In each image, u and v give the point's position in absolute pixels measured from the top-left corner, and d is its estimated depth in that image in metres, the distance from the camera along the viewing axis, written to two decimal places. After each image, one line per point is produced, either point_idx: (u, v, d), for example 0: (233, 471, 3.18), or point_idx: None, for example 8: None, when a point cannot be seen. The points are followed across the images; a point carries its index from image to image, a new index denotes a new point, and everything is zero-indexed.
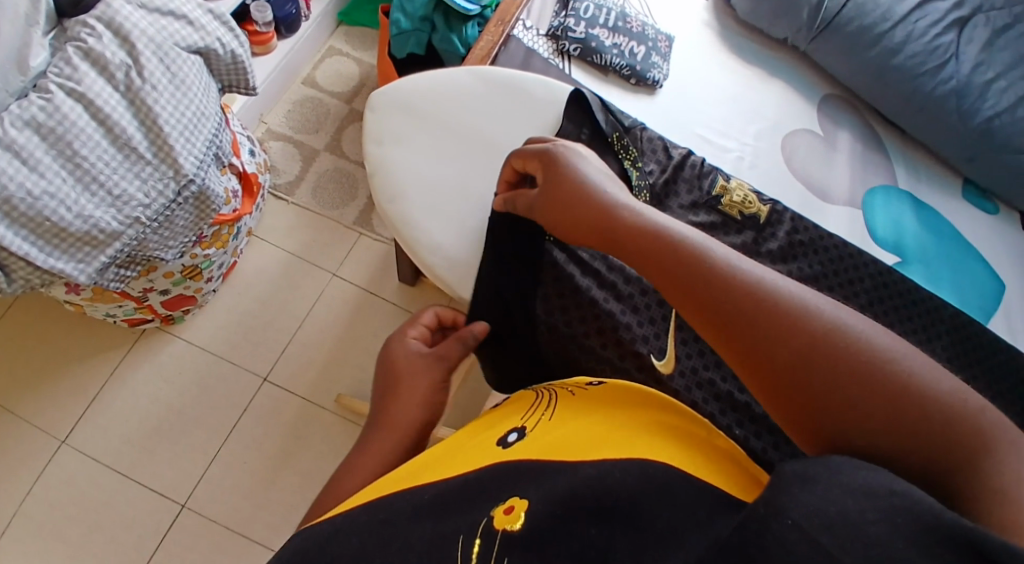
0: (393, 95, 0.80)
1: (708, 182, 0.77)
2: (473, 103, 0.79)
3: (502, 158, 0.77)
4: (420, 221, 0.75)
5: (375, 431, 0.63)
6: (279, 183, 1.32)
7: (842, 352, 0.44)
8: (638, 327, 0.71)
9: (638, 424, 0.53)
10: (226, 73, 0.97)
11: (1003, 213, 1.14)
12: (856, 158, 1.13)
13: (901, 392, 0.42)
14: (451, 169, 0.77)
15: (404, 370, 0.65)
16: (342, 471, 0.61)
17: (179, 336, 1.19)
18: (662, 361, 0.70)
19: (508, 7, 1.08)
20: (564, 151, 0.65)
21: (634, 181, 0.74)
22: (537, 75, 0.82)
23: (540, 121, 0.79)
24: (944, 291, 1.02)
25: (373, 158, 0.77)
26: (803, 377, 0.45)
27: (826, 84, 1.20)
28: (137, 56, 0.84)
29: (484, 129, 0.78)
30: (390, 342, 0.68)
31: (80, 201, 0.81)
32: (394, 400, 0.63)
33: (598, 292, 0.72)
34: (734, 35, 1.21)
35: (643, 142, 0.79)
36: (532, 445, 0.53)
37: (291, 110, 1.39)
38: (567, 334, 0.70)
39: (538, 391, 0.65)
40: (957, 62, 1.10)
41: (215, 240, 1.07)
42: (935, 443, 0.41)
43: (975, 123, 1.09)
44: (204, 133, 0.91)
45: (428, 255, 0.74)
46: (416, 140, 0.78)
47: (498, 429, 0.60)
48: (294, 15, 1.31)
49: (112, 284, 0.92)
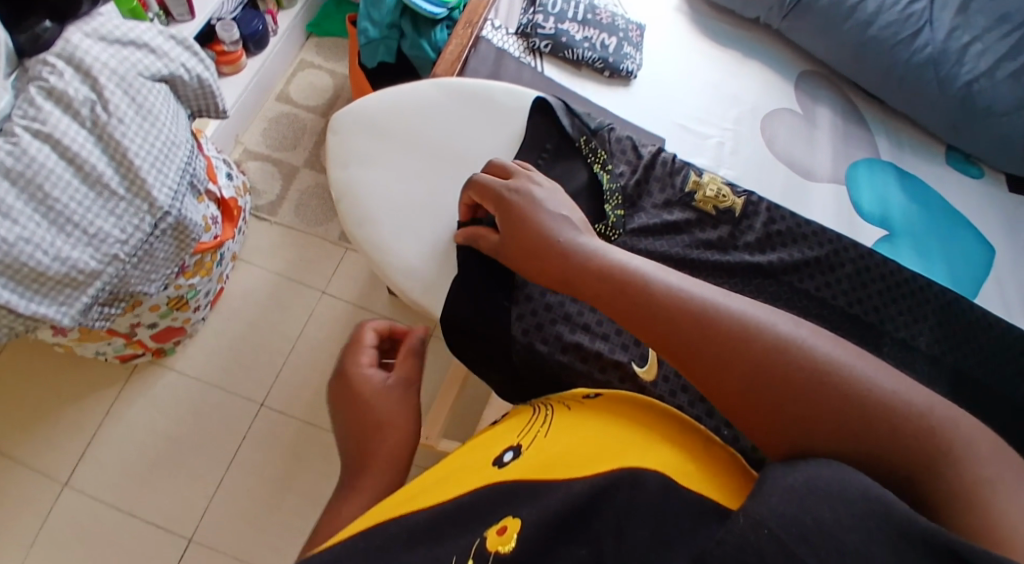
0: (356, 114, 0.79)
1: (680, 179, 0.77)
2: (439, 118, 0.78)
3: (468, 173, 0.76)
4: (389, 244, 0.74)
5: (353, 460, 0.63)
6: (259, 204, 1.31)
7: (798, 375, 0.46)
8: (615, 336, 0.69)
9: (629, 436, 0.52)
10: (194, 98, 0.96)
11: (988, 176, 1.13)
12: (836, 134, 1.12)
13: (859, 406, 0.44)
14: (417, 187, 0.75)
15: (374, 398, 0.66)
16: (328, 506, 0.62)
17: (172, 367, 1.18)
18: (644, 368, 0.67)
19: (475, 8, 1.07)
20: (516, 188, 0.65)
21: (605, 185, 0.74)
22: (500, 84, 0.81)
23: (508, 135, 0.78)
24: (934, 262, 1.01)
25: (338, 181, 0.76)
26: (781, 409, 0.45)
27: (801, 60, 1.19)
28: (101, 90, 0.82)
29: (450, 145, 0.77)
30: (347, 373, 0.68)
31: (56, 243, 0.80)
32: (368, 429, 0.64)
33: (572, 304, 0.70)
34: (706, 19, 1.19)
35: (612, 143, 0.78)
36: (526, 463, 0.53)
37: (267, 128, 1.37)
38: (546, 352, 0.68)
39: (534, 406, 0.64)
40: (932, 29, 1.09)
41: (198, 269, 1.06)
42: (905, 459, 0.42)
43: (955, 88, 1.08)
44: (176, 162, 0.90)
45: (399, 277, 0.73)
46: (381, 159, 0.77)
47: (495, 447, 0.59)
48: (262, 31, 1.29)
49: (96, 323, 0.91)
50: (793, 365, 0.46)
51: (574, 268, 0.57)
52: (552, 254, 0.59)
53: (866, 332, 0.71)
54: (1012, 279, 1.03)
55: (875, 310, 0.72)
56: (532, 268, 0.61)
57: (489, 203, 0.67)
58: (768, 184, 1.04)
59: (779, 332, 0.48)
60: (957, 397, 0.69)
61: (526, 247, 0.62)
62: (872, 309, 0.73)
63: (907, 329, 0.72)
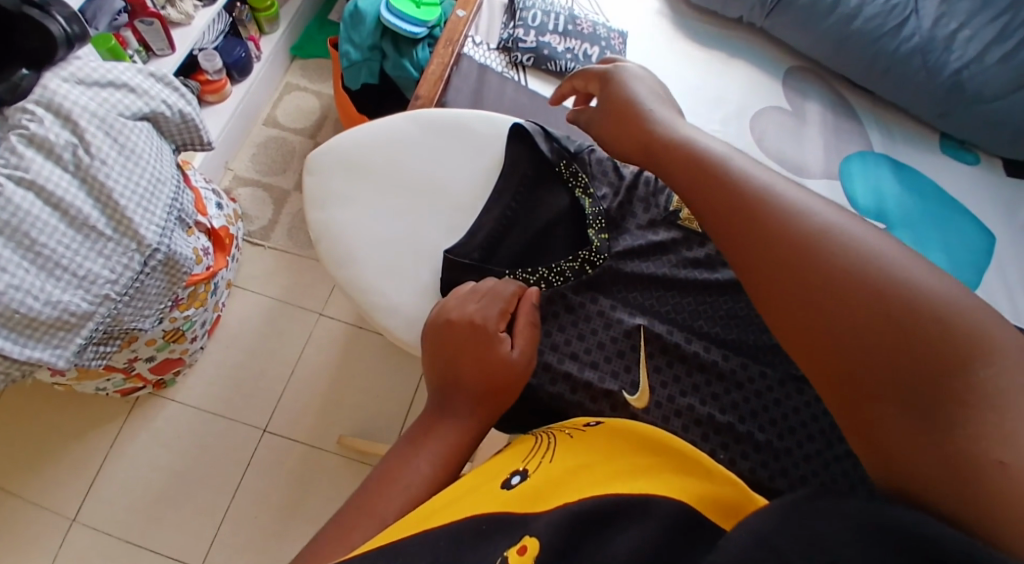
0: (332, 154, 0.78)
1: (664, 198, 0.75)
2: (416, 150, 0.78)
3: (451, 205, 0.76)
4: (371, 284, 0.73)
5: (455, 424, 0.57)
6: (252, 230, 1.31)
7: (819, 251, 0.49)
8: (604, 365, 0.66)
9: (646, 473, 0.50)
10: (177, 133, 0.96)
11: (984, 162, 1.11)
12: (828, 130, 1.11)
13: (870, 296, 0.45)
14: (400, 225, 0.75)
15: (502, 374, 0.59)
16: (399, 452, 0.56)
17: (173, 399, 1.18)
18: (635, 396, 0.64)
19: (455, 26, 1.06)
20: (619, 70, 0.74)
21: (587, 210, 0.73)
22: (475, 111, 0.81)
23: (487, 162, 0.78)
24: (933, 252, 1.01)
25: (317, 223, 0.76)
26: (817, 289, 0.47)
27: (788, 57, 1.17)
28: (82, 133, 0.82)
29: (430, 179, 0.77)
30: (477, 326, 0.60)
31: (46, 287, 0.80)
32: (486, 398, 0.59)
33: (560, 333, 0.68)
34: (689, 21, 1.19)
35: (593, 165, 0.77)
36: (538, 493, 0.49)
37: (256, 153, 1.37)
38: (534, 384, 0.66)
39: (536, 434, 0.61)
40: (917, 18, 1.07)
41: (192, 300, 1.06)
42: (925, 364, 0.42)
43: (944, 77, 1.06)
44: (162, 199, 0.90)
45: (386, 319, 0.72)
46: (361, 199, 0.76)
47: (497, 471, 0.55)
48: (245, 58, 1.29)
49: (92, 362, 0.91)
50: (821, 244, 0.49)
51: (652, 134, 0.66)
52: (635, 120, 0.68)
53: None
54: (1014, 266, 1.02)
55: None
56: (615, 134, 0.70)
57: (590, 85, 0.76)
58: None
59: (833, 221, 0.51)
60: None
61: (617, 113, 0.71)
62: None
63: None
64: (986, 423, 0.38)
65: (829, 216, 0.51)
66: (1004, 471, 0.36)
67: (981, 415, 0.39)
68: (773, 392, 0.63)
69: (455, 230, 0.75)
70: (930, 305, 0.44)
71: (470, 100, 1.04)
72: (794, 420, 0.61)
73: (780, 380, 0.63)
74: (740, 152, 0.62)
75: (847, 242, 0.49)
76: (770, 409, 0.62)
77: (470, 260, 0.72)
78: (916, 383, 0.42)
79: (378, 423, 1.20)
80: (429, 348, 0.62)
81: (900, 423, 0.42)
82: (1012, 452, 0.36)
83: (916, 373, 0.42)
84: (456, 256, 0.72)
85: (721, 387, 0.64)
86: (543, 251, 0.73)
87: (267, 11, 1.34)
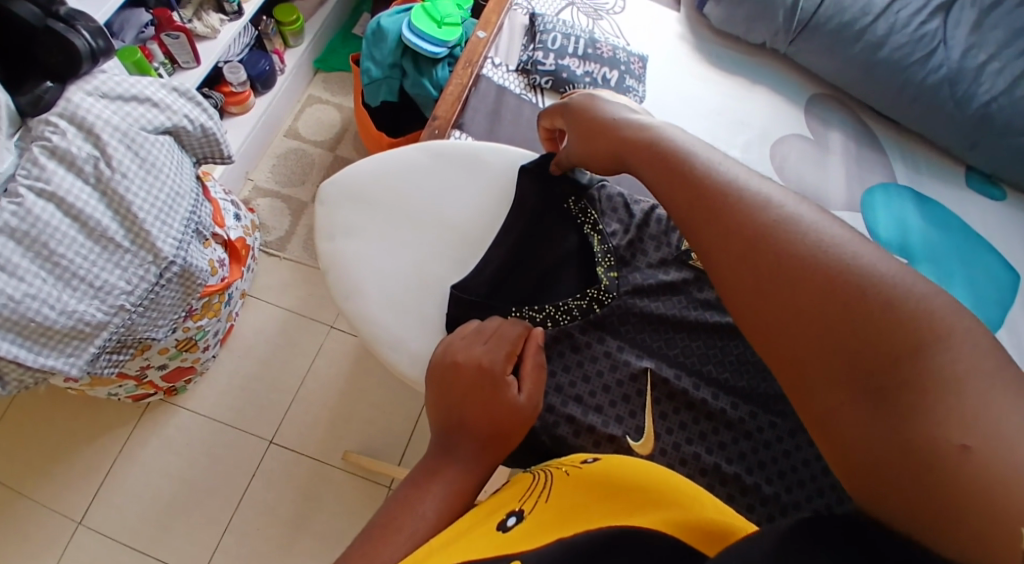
0: (343, 184, 0.78)
1: (677, 237, 0.76)
2: (424, 179, 0.78)
3: (460, 237, 0.76)
4: (377, 317, 0.73)
5: (460, 466, 0.56)
6: (269, 240, 1.32)
7: (778, 242, 0.49)
8: (609, 408, 0.68)
9: (643, 511, 0.49)
10: (198, 146, 0.96)
11: (1011, 198, 1.09)
12: (851, 160, 1.09)
13: (824, 284, 0.46)
14: (407, 257, 0.75)
15: (508, 419, 0.59)
16: (403, 495, 0.54)
17: (184, 406, 1.20)
18: (639, 441, 0.66)
19: (474, 47, 1.07)
20: (579, 97, 0.74)
21: (595, 248, 0.74)
22: (488, 142, 0.81)
23: (498, 194, 0.78)
24: (957, 287, 0.98)
25: (325, 254, 0.76)
26: (787, 287, 0.48)
27: (812, 84, 1.16)
28: (104, 146, 0.83)
29: (438, 210, 0.77)
30: (484, 369, 0.60)
31: (62, 297, 0.80)
32: (490, 443, 0.58)
33: (565, 374, 0.70)
34: (712, 46, 1.17)
35: (603, 201, 0.78)
36: (538, 531, 0.47)
37: (276, 164, 1.38)
38: (537, 426, 0.67)
39: (535, 472, 0.59)
40: (946, 49, 1.05)
41: (206, 311, 1.07)
42: (892, 357, 0.42)
43: (971, 109, 1.04)
44: (180, 212, 0.91)
45: (391, 353, 0.72)
46: (369, 231, 0.76)
47: (493, 511, 0.52)
48: (269, 71, 1.31)
49: (105, 370, 0.92)
50: (781, 235, 0.50)
51: (620, 137, 0.66)
52: (604, 132, 0.68)
53: None
54: None
55: None
56: (591, 151, 0.70)
57: (556, 119, 0.77)
58: None
59: (799, 217, 0.51)
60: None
61: (588, 130, 0.70)
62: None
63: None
64: (944, 408, 0.39)
65: (791, 207, 0.51)
66: (968, 455, 0.38)
67: (940, 399, 0.40)
68: (782, 442, 0.66)
69: (463, 265, 0.75)
70: (883, 290, 0.44)
71: (487, 121, 1.04)
72: (803, 472, 0.64)
73: (790, 431, 0.66)
74: (705, 144, 0.62)
75: (805, 232, 0.49)
76: (778, 461, 0.65)
77: (476, 296, 0.72)
78: (883, 380, 0.42)
79: (384, 438, 1.20)
80: (434, 389, 0.62)
81: (855, 409, 0.43)
82: (973, 436, 0.38)
83: (870, 359, 0.43)
84: (463, 292, 0.72)
85: (729, 435, 0.67)
86: (549, 287, 0.73)
87: (292, 25, 1.35)
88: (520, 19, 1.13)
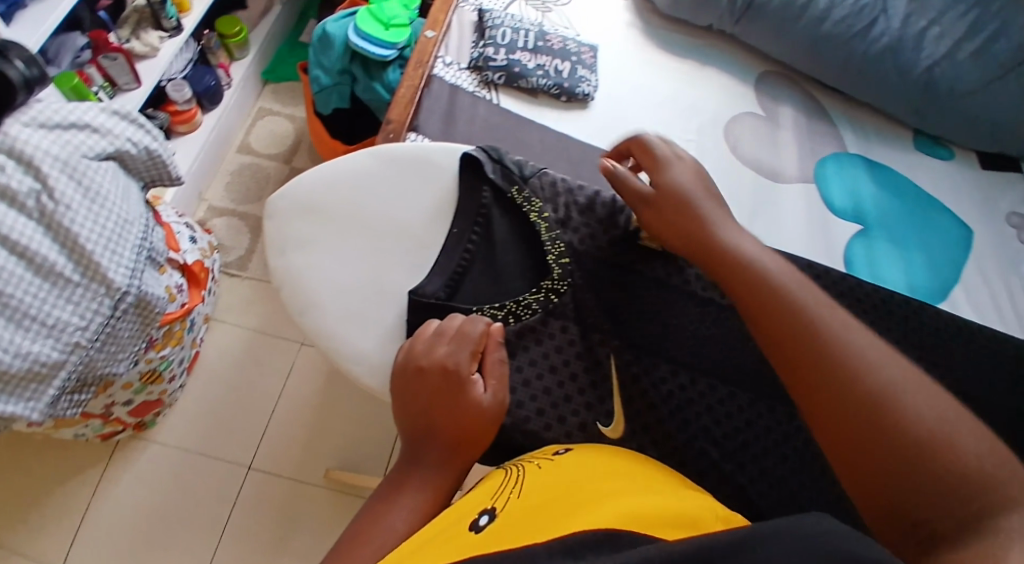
0: (291, 198, 0.76)
1: (624, 218, 0.76)
2: (376, 188, 0.76)
3: (414, 242, 0.74)
4: (338, 329, 0.71)
5: (431, 475, 0.56)
6: (229, 261, 1.29)
7: (849, 366, 0.53)
8: (577, 396, 0.69)
9: (617, 498, 0.48)
10: (144, 170, 0.93)
11: (959, 157, 1.12)
12: (803, 133, 1.10)
13: (894, 420, 0.50)
14: (362, 266, 0.73)
15: (478, 420, 0.58)
16: (372, 509, 0.54)
17: (153, 440, 1.16)
18: (610, 426, 0.67)
19: (424, 48, 1.06)
20: (668, 161, 0.73)
21: (543, 235, 0.74)
22: (437, 142, 0.79)
23: (447, 194, 0.76)
24: (914, 251, 1.01)
25: (278, 270, 0.74)
26: (857, 409, 0.51)
27: (760, 62, 1.17)
28: (45, 178, 0.79)
29: (389, 217, 0.75)
30: (448, 371, 0.59)
31: (15, 339, 0.77)
32: (460, 447, 0.58)
33: (531, 368, 0.69)
34: (660, 32, 1.18)
35: (544, 188, 0.77)
36: (507, 528, 0.45)
37: (230, 181, 1.35)
38: (508, 423, 0.66)
39: (507, 466, 0.59)
40: (887, 18, 1.07)
41: (168, 340, 1.03)
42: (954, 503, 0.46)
43: (916, 74, 1.06)
44: (131, 239, 0.86)
45: (353, 365, 0.70)
46: (321, 244, 0.74)
47: (467, 510, 0.51)
48: (215, 86, 1.28)
49: (67, 411, 0.89)
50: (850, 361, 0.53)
51: (705, 236, 0.67)
52: (687, 221, 0.68)
53: None
54: (994, 259, 1.02)
55: None
56: (658, 226, 0.70)
57: (644, 158, 0.74)
58: (737, 195, 1.02)
59: (867, 349, 0.54)
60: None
61: (666, 208, 0.70)
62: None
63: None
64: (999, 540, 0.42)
65: (860, 339, 0.55)
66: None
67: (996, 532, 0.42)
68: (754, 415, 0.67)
69: (419, 270, 0.73)
70: (968, 444, 0.48)
71: (442, 121, 1.02)
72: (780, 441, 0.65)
73: (751, 400, 0.69)
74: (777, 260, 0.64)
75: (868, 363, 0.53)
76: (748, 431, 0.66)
77: (435, 299, 0.71)
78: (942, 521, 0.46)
79: (363, 452, 1.18)
80: (398, 396, 0.61)
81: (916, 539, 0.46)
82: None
83: (945, 498, 0.46)
84: (421, 296, 0.71)
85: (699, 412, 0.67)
86: (503, 281, 0.72)
87: (236, 37, 1.33)
88: (468, 16, 1.12)
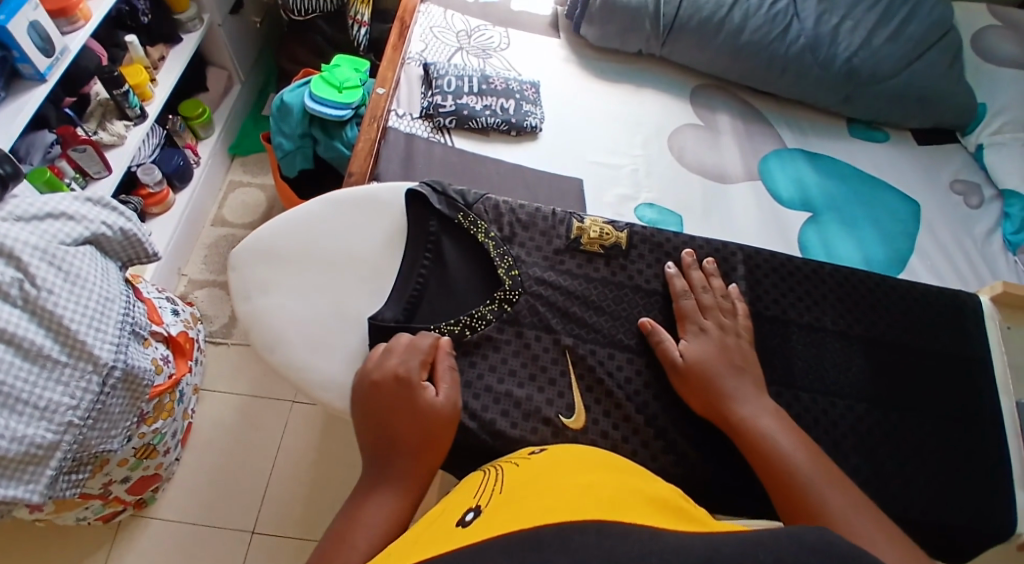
0: (250, 248, 0.80)
1: (565, 228, 0.81)
2: (330, 229, 0.81)
3: (370, 274, 0.79)
4: (306, 362, 0.74)
5: (396, 480, 0.59)
6: (213, 331, 1.33)
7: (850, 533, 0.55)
8: (539, 395, 0.72)
9: (593, 484, 0.50)
10: (122, 250, 0.97)
11: (894, 137, 1.18)
12: (743, 135, 1.16)
13: None
14: (322, 302, 0.77)
15: (433, 422, 0.63)
16: (343, 520, 0.57)
17: (154, 517, 1.17)
18: (572, 418, 0.71)
19: (377, 103, 1.11)
20: (704, 334, 0.72)
21: (492, 252, 0.78)
22: (384, 183, 0.85)
23: (395, 226, 0.81)
24: (862, 229, 1.06)
25: (245, 314, 0.77)
26: None
27: (693, 77, 1.24)
28: (26, 267, 0.83)
29: (345, 254, 0.80)
30: (399, 378, 0.64)
31: (10, 424, 0.79)
32: (421, 451, 0.61)
33: (492, 375, 0.72)
34: (595, 61, 1.25)
35: (487, 211, 0.82)
36: (492, 520, 0.48)
37: (208, 255, 1.40)
38: (475, 427, 0.69)
39: (484, 469, 0.61)
40: (801, 21, 1.16)
41: (159, 413, 1.06)
42: None
43: (836, 67, 1.14)
44: (113, 316, 0.90)
45: (324, 395, 0.74)
46: (282, 286, 0.78)
47: (451, 511, 0.54)
48: (184, 165, 1.33)
49: (66, 492, 0.91)
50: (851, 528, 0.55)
51: (728, 412, 0.67)
52: (714, 397, 0.68)
53: (774, 326, 0.76)
54: (942, 227, 1.07)
55: (775, 303, 0.78)
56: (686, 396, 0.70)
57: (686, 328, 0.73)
58: (686, 200, 1.07)
59: (871, 520, 0.56)
60: (877, 369, 0.75)
61: (695, 383, 0.69)
62: (772, 302, 0.78)
63: (814, 315, 0.78)
64: None
65: (866, 511, 0.57)
66: None
67: None
68: None
69: (376, 297, 0.77)
70: None
71: (401, 167, 1.06)
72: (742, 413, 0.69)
73: None
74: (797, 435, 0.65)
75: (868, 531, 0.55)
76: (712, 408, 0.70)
77: (394, 322, 0.74)
78: None
79: None
80: (359, 413, 0.65)
81: None
82: None
83: None
84: (381, 321, 0.74)
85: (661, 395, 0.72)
86: (457, 299, 0.76)
87: (199, 118, 1.39)
88: (415, 71, 1.18)
